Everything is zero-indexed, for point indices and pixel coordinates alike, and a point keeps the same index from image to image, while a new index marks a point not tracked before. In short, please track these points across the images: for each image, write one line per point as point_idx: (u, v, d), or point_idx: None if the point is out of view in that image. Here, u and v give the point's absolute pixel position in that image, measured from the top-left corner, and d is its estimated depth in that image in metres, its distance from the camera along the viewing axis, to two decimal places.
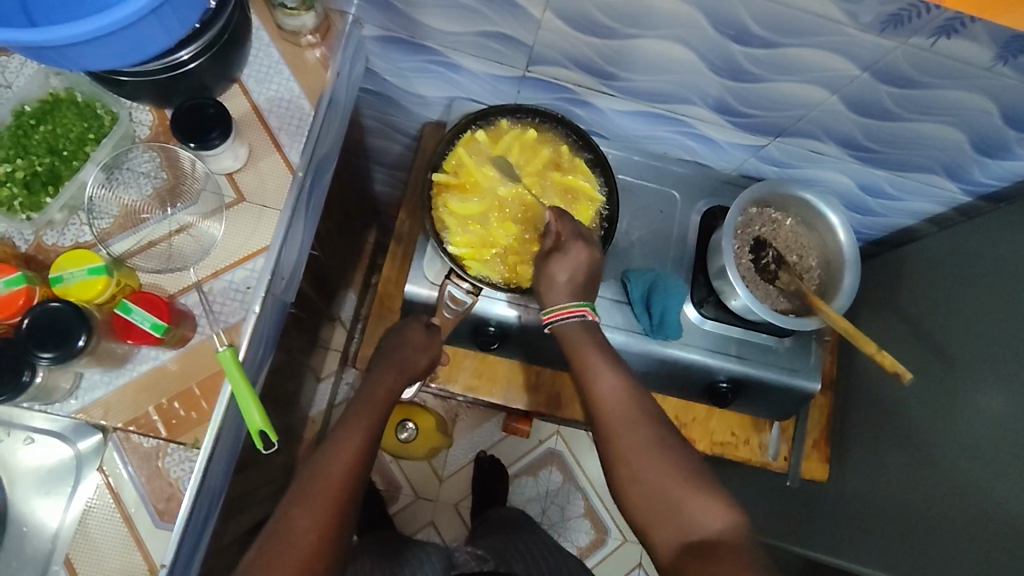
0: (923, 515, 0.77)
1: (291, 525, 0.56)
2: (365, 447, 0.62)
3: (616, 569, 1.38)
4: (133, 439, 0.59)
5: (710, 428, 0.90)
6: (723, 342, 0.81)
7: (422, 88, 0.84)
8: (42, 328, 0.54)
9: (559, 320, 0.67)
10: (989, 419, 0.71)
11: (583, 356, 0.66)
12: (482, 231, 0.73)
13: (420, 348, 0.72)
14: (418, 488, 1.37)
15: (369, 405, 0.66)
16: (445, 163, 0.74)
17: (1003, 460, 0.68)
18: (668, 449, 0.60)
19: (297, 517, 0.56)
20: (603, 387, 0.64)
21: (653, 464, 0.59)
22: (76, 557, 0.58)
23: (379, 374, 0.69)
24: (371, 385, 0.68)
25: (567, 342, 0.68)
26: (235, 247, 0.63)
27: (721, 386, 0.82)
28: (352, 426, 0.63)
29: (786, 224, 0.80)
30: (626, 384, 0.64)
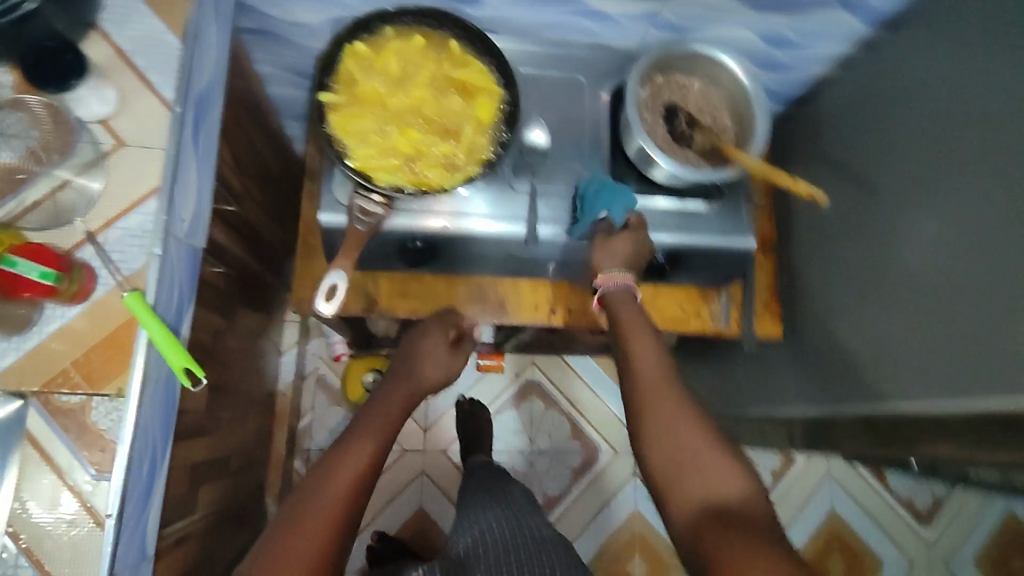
0: (865, 346, 0.78)
1: (300, 529, 0.56)
2: (363, 462, 0.62)
3: (581, 519, 1.37)
4: (55, 399, 0.58)
5: (660, 308, 0.89)
6: (653, 216, 0.80)
7: (304, 14, 0.81)
8: None
9: (609, 286, 0.72)
10: (922, 239, 0.71)
11: (626, 314, 0.70)
12: (384, 144, 0.71)
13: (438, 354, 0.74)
14: (405, 441, 1.37)
15: (376, 422, 0.65)
16: (336, 81, 0.72)
17: (940, 272, 0.68)
18: (703, 425, 0.61)
19: (301, 522, 0.57)
20: (647, 369, 0.65)
21: (680, 431, 0.60)
22: (34, 543, 0.58)
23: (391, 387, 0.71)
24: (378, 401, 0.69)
25: (610, 307, 0.72)
26: (123, 194, 0.62)
27: (659, 260, 0.82)
28: (355, 446, 0.62)
29: (695, 86, 0.79)
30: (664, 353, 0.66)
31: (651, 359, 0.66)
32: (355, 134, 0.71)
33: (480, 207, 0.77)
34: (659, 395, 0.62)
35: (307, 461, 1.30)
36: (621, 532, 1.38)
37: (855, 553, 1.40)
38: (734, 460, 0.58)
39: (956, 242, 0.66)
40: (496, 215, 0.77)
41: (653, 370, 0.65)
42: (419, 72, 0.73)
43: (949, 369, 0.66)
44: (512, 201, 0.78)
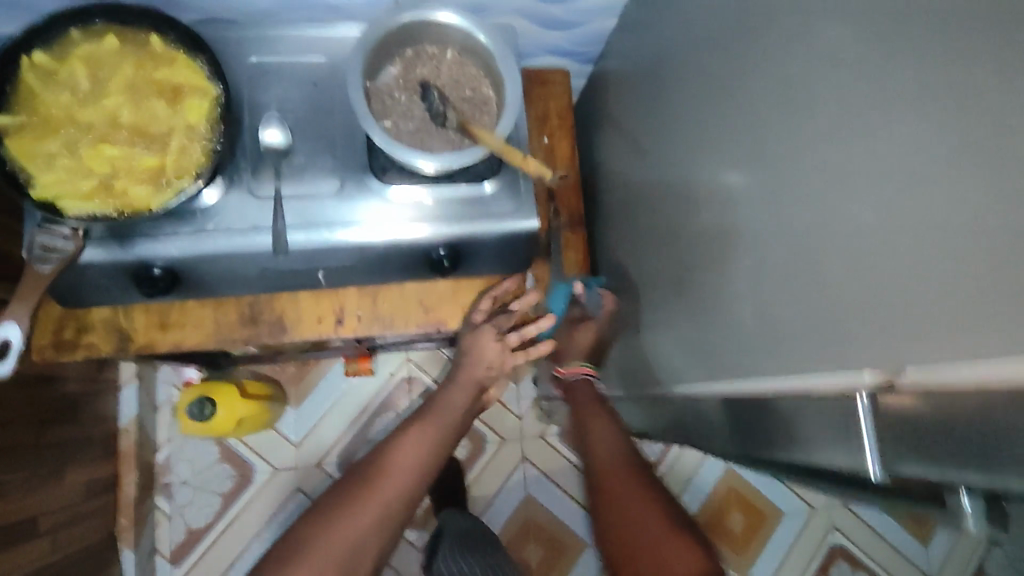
0: (667, 323, 0.73)
1: (372, 500, 0.67)
2: (435, 444, 0.73)
3: (488, 490, 1.33)
4: None
5: (461, 303, 0.81)
6: (423, 206, 0.72)
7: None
8: None
9: (571, 376, 0.87)
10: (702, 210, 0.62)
11: (583, 411, 0.82)
12: (76, 167, 0.62)
13: (468, 390, 0.80)
14: (274, 460, 1.27)
15: (368, 474, 0.69)
16: (9, 100, 0.62)
17: (708, 242, 0.61)
18: (655, 508, 0.65)
19: (365, 482, 0.68)
20: (603, 455, 0.74)
21: (646, 520, 0.63)
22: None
23: (426, 417, 0.76)
24: (457, 386, 0.80)
25: (574, 401, 0.85)
26: None
27: (438, 253, 0.74)
28: (351, 502, 0.66)
29: (447, 57, 0.70)
30: (621, 436, 0.76)
31: (612, 448, 0.74)
32: (37, 160, 0.61)
33: (214, 224, 0.68)
34: (622, 482, 0.69)
35: (172, 495, 1.24)
36: (515, 520, 1.32)
37: (755, 509, 1.39)
38: (691, 542, 0.60)
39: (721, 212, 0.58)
40: (240, 230, 0.68)
41: (617, 457, 0.73)
42: (116, 78, 0.64)
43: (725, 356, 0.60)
44: (255, 210, 0.69)
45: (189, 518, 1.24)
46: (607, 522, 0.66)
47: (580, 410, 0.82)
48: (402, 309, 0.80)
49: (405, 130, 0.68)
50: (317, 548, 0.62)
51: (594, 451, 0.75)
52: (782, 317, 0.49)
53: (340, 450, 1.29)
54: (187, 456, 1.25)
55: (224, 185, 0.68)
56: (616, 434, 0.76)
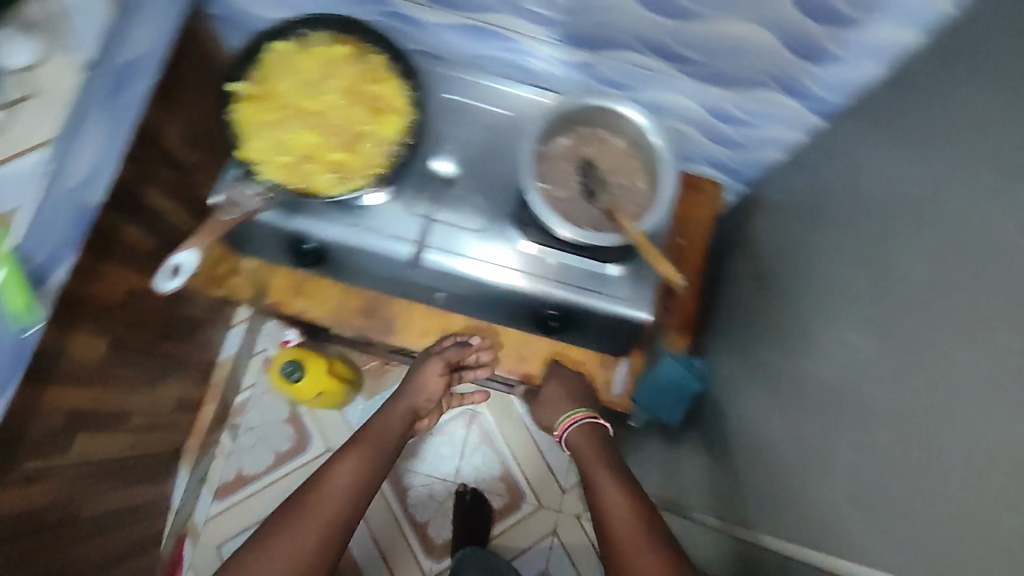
0: (757, 459, 0.72)
1: (316, 513, 0.64)
2: (375, 457, 0.71)
3: (509, 549, 1.32)
4: None
5: (555, 364, 0.86)
6: (547, 267, 0.78)
7: (261, 9, 0.86)
8: None
9: (569, 428, 0.76)
10: (822, 363, 0.62)
11: (585, 451, 0.73)
12: (280, 142, 0.73)
13: (399, 417, 0.78)
14: (331, 440, 1.34)
15: (309, 518, 0.63)
16: (251, 72, 0.74)
17: (823, 398, 0.60)
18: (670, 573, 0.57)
19: (302, 518, 0.63)
20: (613, 497, 0.65)
21: None
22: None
23: (361, 433, 0.75)
24: (388, 408, 0.79)
25: (576, 445, 0.75)
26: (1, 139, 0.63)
27: (547, 313, 0.79)
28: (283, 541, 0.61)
29: (615, 143, 0.75)
30: (629, 484, 0.66)
31: (613, 490, 0.66)
32: (254, 127, 0.72)
33: (369, 224, 0.77)
34: (636, 548, 0.60)
35: (235, 436, 1.33)
36: None
37: None
38: None
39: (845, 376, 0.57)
40: (389, 236, 0.76)
41: (618, 501, 0.65)
42: (333, 78, 0.74)
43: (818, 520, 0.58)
44: (407, 223, 0.77)
45: (242, 464, 1.33)
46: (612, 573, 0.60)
47: (581, 452, 0.73)
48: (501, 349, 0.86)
49: (557, 197, 0.74)
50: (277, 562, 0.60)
51: (598, 489, 0.67)
52: (907, 504, 0.48)
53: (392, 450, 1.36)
54: (259, 407, 1.35)
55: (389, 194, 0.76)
56: (621, 479, 0.67)
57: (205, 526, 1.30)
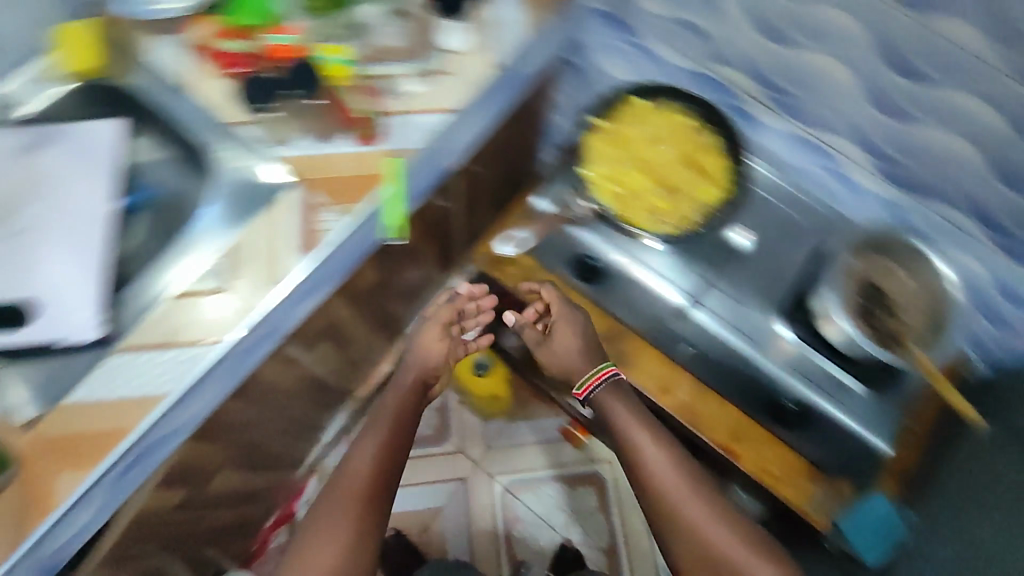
0: None
1: (352, 483, 0.72)
2: (391, 435, 0.77)
3: None
4: (308, 199, 0.75)
5: (764, 457, 0.87)
6: (804, 364, 0.85)
7: (612, 68, 0.99)
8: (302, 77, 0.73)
9: (596, 388, 0.78)
10: None
11: (614, 417, 0.76)
12: (616, 174, 0.85)
13: (416, 388, 0.82)
14: (466, 445, 1.42)
15: (347, 485, 0.72)
16: (612, 110, 0.87)
17: None
18: (729, 523, 0.69)
19: (338, 495, 0.72)
20: (665, 470, 0.72)
21: (729, 540, 0.68)
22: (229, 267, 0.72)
23: (381, 412, 0.80)
24: (398, 390, 0.82)
25: (607, 408, 0.77)
26: (432, 100, 0.80)
27: (787, 405, 0.85)
28: (337, 517, 0.70)
29: (911, 283, 0.80)
30: (681, 461, 0.73)
31: (667, 471, 0.72)
32: (601, 155, 0.85)
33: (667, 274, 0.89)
34: (686, 503, 0.70)
35: None
36: None
37: None
38: (770, 557, 0.68)
39: None
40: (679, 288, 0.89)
41: (678, 483, 0.71)
42: (674, 140, 0.86)
43: None
44: (694, 282, 0.88)
45: None
46: (687, 537, 0.69)
47: (610, 412, 0.77)
48: (716, 423, 0.88)
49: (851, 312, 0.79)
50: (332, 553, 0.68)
51: (636, 447, 0.74)
52: None
53: (515, 479, 1.40)
54: None
55: (686, 249, 0.87)
56: (662, 450, 0.74)
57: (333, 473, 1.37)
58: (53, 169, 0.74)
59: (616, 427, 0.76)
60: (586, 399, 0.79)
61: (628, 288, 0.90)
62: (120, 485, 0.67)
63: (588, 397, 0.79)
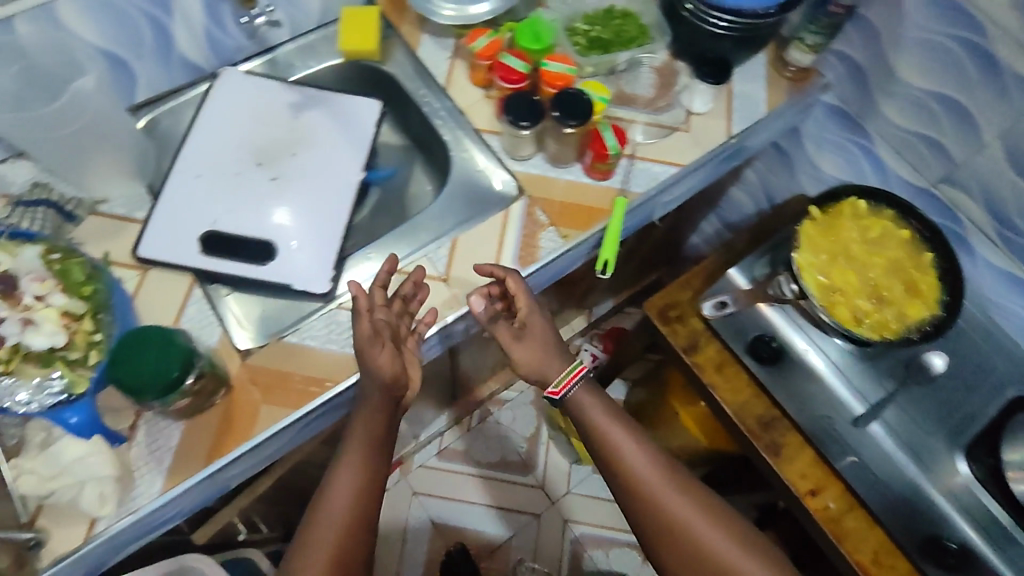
0: None
1: (329, 502, 0.62)
2: (356, 498, 0.62)
3: None
4: (535, 213, 0.79)
5: None
6: (973, 505, 0.81)
7: (825, 163, 1.02)
8: (570, 103, 0.77)
9: (571, 386, 0.74)
10: None
11: (593, 420, 0.73)
12: (822, 265, 0.85)
13: (385, 409, 0.65)
14: (548, 482, 1.40)
15: (323, 527, 0.61)
16: (828, 207, 0.89)
17: None
18: (717, 519, 0.69)
19: (314, 526, 0.61)
20: (637, 462, 0.71)
21: (724, 541, 0.68)
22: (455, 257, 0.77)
23: (346, 446, 0.65)
24: (363, 407, 0.65)
25: (581, 408, 0.74)
26: (667, 152, 0.85)
27: (948, 544, 0.79)
28: (314, 551, 0.60)
29: None
30: (653, 454, 0.72)
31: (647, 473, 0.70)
32: (811, 244, 0.86)
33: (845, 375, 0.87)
34: (667, 499, 0.69)
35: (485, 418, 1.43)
36: None
37: None
38: (758, 552, 0.68)
39: None
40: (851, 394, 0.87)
41: (657, 484, 0.70)
42: (884, 249, 0.87)
43: None
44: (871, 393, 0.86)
45: (473, 447, 1.42)
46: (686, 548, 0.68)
47: (597, 425, 0.73)
48: (859, 539, 0.83)
49: None
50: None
51: (620, 455, 0.71)
52: None
53: (588, 532, 1.37)
54: (515, 416, 1.45)
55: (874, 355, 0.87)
56: (644, 450, 0.72)
57: (415, 470, 1.39)
58: (320, 129, 0.80)
59: (607, 444, 0.72)
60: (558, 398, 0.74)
61: (798, 378, 0.88)
62: (312, 427, 0.68)
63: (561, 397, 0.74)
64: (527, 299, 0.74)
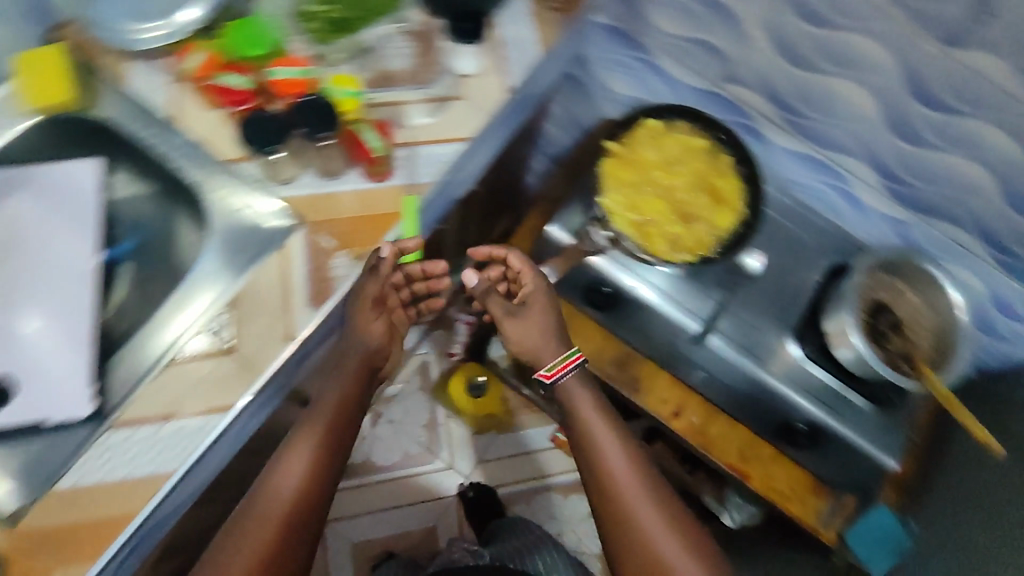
0: None
1: (282, 480, 0.67)
2: (321, 451, 0.69)
3: None
4: (316, 240, 0.70)
5: (772, 475, 0.90)
6: (812, 383, 0.86)
7: (619, 84, 0.99)
8: (314, 112, 0.68)
9: (562, 375, 0.73)
10: None
11: (582, 411, 0.72)
12: (632, 202, 0.84)
13: (357, 376, 0.73)
14: (457, 460, 1.38)
15: (268, 501, 0.66)
16: (626, 136, 0.86)
17: None
18: (672, 513, 0.67)
19: (257, 502, 0.66)
20: (614, 465, 0.69)
21: (672, 544, 0.65)
22: (237, 322, 0.67)
23: (302, 429, 0.70)
24: (341, 373, 0.73)
25: (569, 399, 0.73)
26: (445, 129, 0.76)
27: (797, 426, 0.87)
28: (256, 525, 0.64)
29: (912, 299, 0.83)
30: (635, 456, 0.70)
31: (621, 463, 0.69)
32: (618, 181, 0.85)
33: (680, 298, 0.88)
34: (638, 508, 0.67)
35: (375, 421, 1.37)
36: None
37: None
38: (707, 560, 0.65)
39: None
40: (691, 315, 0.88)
41: (627, 475, 0.68)
42: (687, 166, 0.86)
43: None
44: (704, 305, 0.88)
45: (372, 453, 1.36)
46: (628, 540, 0.66)
47: (581, 421, 0.72)
48: (726, 445, 0.89)
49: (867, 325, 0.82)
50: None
51: (604, 454, 0.69)
52: None
53: (509, 490, 1.39)
54: (405, 407, 1.39)
55: (701, 272, 0.87)
56: (628, 451, 0.70)
57: None
58: (26, 220, 0.71)
59: (591, 450, 0.70)
60: (550, 382, 0.74)
61: (632, 311, 0.91)
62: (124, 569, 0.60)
63: (551, 381, 0.74)
64: (533, 277, 0.78)
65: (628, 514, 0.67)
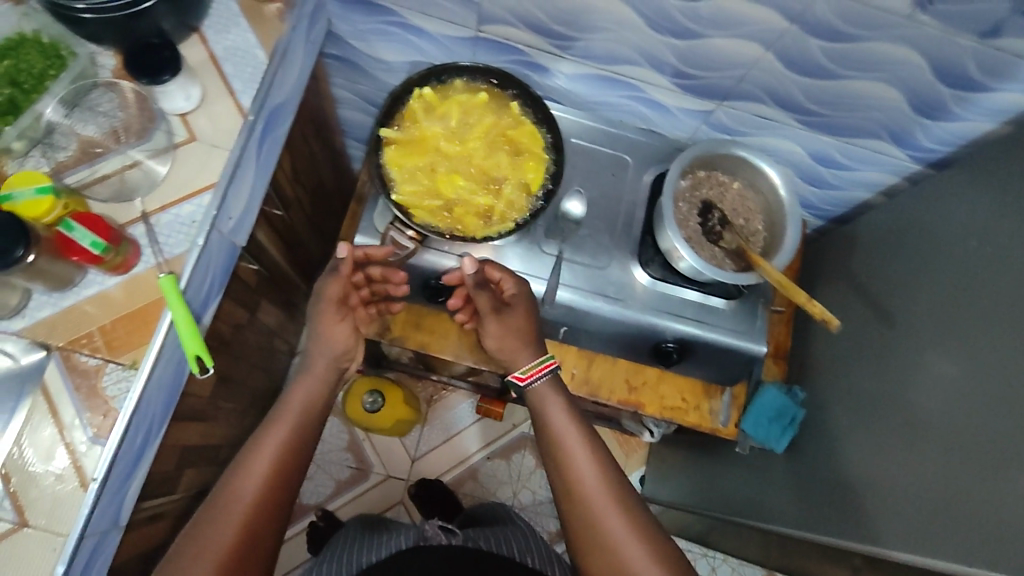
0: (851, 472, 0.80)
1: (274, 471, 0.66)
2: (294, 433, 0.69)
3: None
4: (75, 357, 0.62)
5: (661, 394, 0.92)
6: (669, 302, 0.83)
7: (384, 52, 0.87)
8: None
9: (533, 380, 0.76)
10: (938, 391, 0.69)
11: (552, 418, 0.74)
12: (426, 186, 0.77)
13: (332, 376, 0.77)
14: (389, 466, 1.33)
15: (242, 484, 0.64)
16: (399, 115, 0.78)
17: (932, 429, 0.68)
18: (626, 505, 0.68)
19: (236, 488, 0.64)
20: (584, 468, 0.70)
21: (622, 531, 0.66)
22: (20, 489, 0.58)
23: (275, 424, 0.69)
24: (313, 373, 0.75)
25: (540, 400, 0.76)
26: (184, 183, 0.67)
27: (667, 345, 0.84)
28: (231, 512, 0.63)
29: (733, 187, 0.82)
30: (601, 461, 0.70)
31: (593, 478, 0.69)
32: (405, 168, 0.77)
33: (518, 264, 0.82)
34: (600, 502, 0.68)
35: None
36: None
37: None
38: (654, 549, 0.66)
39: (964, 397, 0.65)
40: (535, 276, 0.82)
41: (599, 489, 0.68)
42: (473, 127, 0.79)
43: (914, 532, 0.66)
44: (540, 261, 0.83)
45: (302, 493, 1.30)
46: (579, 522, 0.68)
47: (546, 415, 0.74)
48: (612, 381, 0.91)
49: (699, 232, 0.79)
50: (210, 567, 0.60)
51: (570, 455, 0.71)
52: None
53: (450, 476, 1.34)
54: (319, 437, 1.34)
55: (526, 231, 0.82)
56: (597, 454, 0.71)
57: None
58: None
59: (562, 456, 0.71)
60: (524, 387, 0.77)
61: None
62: None
63: (525, 386, 0.77)
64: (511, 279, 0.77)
65: (589, 505, 0.68)
